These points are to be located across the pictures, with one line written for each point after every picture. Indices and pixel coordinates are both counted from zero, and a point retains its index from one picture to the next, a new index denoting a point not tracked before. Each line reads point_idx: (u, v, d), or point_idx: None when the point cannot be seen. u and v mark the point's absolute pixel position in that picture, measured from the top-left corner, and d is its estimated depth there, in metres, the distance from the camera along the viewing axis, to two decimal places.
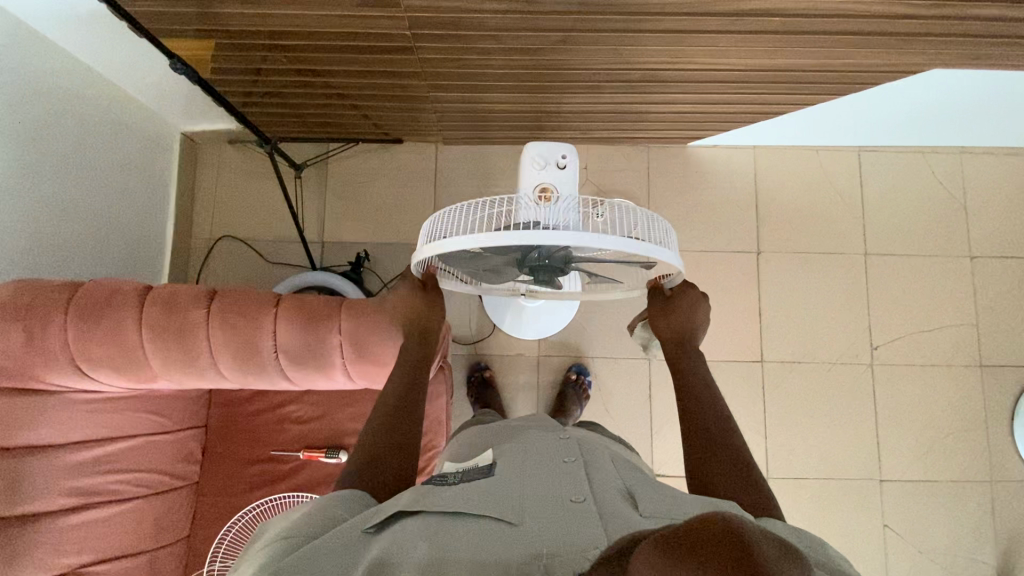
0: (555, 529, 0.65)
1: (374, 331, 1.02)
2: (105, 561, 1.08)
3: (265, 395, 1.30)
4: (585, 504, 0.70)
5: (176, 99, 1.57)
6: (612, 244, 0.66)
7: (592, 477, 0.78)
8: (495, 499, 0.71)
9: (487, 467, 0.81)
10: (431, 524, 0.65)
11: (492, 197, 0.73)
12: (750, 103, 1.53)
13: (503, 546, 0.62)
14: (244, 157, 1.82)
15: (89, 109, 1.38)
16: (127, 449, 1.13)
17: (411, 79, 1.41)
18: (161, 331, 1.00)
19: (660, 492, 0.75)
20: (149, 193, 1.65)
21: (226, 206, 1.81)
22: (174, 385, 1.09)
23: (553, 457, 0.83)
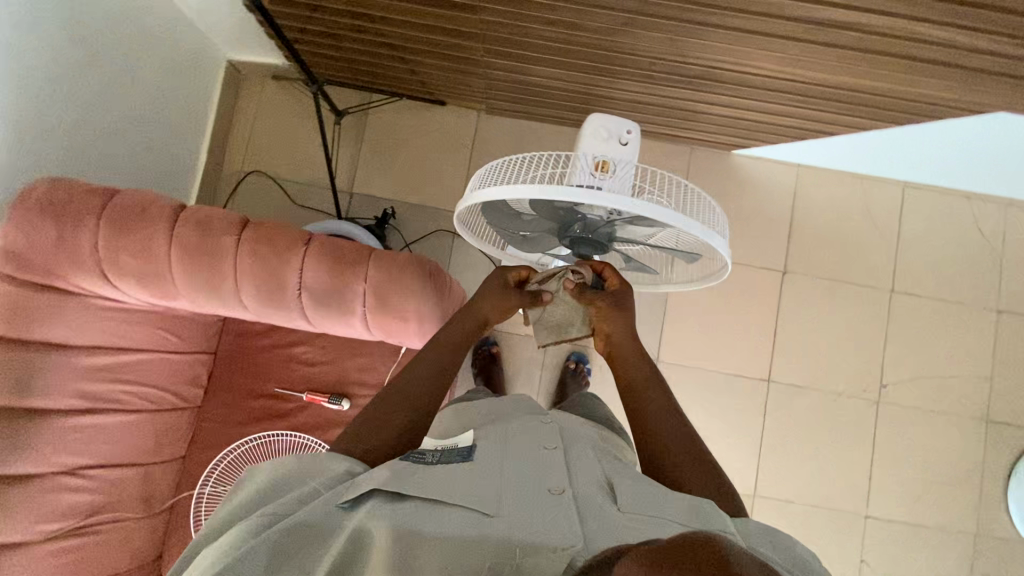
0: (530, 524, 0.64)
1: (401, 284, 1.01)
2: (102, 465, 1.10)
3: (276, 331, 1.30)
4: (563, 498, 0.69)
5: (229, 26, 1.56)
6: (662, 217, 0.63)
7: (573, 469, 0.77)
8: (473, 487, 0.70)
9: (467, 453, 0.78)
10: (407, 515, 0.63)
11: (542, 155, 0.71)
12: (804, 118, 1.50)
13: (476, 542, 0.62)
14: (287, 95, 1.80)
15: (142, 20, 1.37)
16: (137, 362, 1.14)
17: (467, 40, 1.39)
18: (190, 250, 1.00)
19: (640, 485, 0.73)
20: (188, 115, 1.64)
21: (262, 142, 1.79)
22: (191, 306, 1.09)
23: (536, 442, 0.82)
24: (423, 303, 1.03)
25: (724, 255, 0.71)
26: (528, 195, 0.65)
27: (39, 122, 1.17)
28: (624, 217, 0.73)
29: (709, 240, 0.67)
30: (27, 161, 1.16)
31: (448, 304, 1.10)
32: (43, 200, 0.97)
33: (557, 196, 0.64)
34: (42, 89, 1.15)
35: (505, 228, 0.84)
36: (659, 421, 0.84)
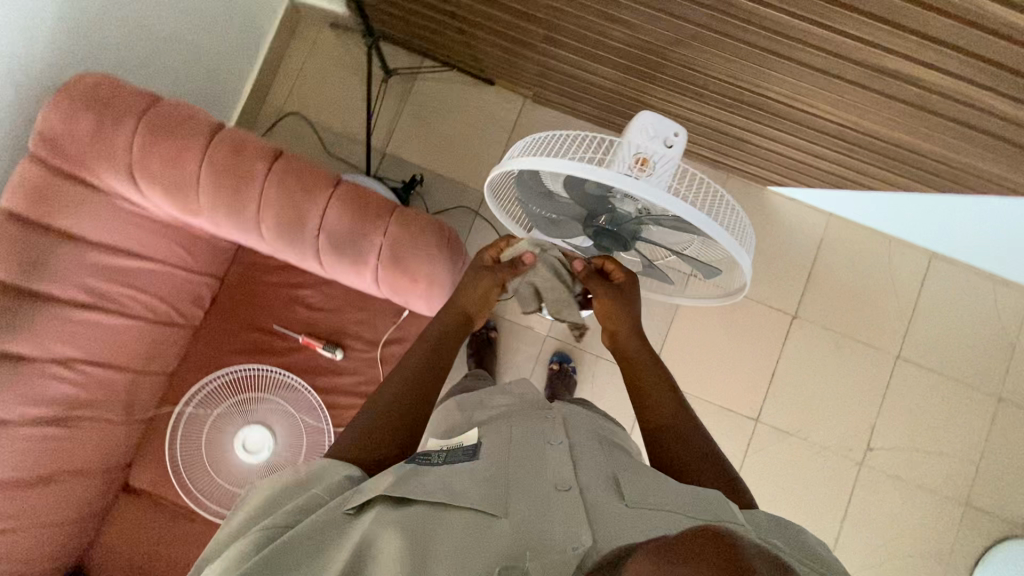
0: (539, 521, 0.67)
1: (418, 244, 1.02)
2: (93, 363, 1.11)
3: (286, 271, 1.31)
4: (569, 495, 0.71)
5: None
6: (695, 220, 0.62)
7: (579, 463, 0.78)
8: (478, 487, 0.71)
9: (472, 452, 0.78)
10: (413, 517, 0.64)
11: (585, 136, 0.70)
12: (847, 168, 1.49)
13: (482, 542, 0.62)
14: (341, 46, 1.81)
15: None
16: (147, 271, 1.15)
17: (530, 25, 1.39)
18: (220, 170, 1.00)
19: (646, 481, 0.75)
20: (242, 45, 1.65)
21: (308, 86, 1.80)
22: (210, 227, 1.09)
23: (541, 435, 0.83)
24: (437, 268, 1.03)
25: (745, 271, 0.70)
26: (565, 171, 0.63)
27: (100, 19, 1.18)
28: (654, 215, 0.72)
29: (735, 253, 0.65)
30: (79, 54, 1.17)
31: (454, 275, 1.06)
32: (89, 93, 0.98)
33: (591, 176, 0.63)
34: None
35: (530, 204, 0.83)
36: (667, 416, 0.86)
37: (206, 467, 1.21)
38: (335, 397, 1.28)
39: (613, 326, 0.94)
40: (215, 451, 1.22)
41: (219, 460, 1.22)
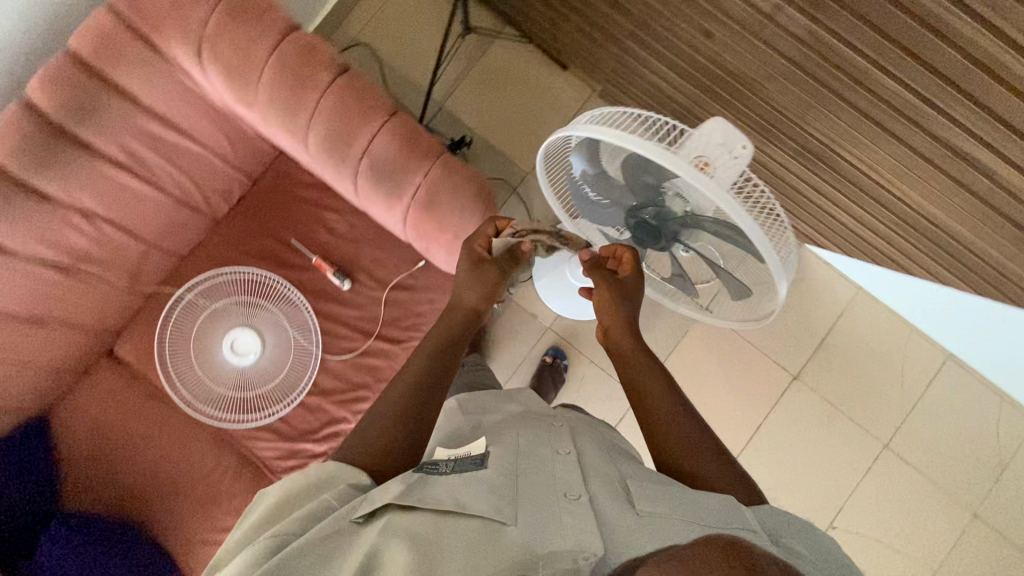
0: (550, 529, 0.67)
1: (456, 194, 1.01)
2: (111, 224, 1.12)
3: (320, 190, 1.30)
4: (579, 503, 0.70)
5: None
6: (754, 235, 0.59)
7: (588, 473, 0.77)
8: (488, 492, 0.71)
9: (480, 458, 0.78)
10: (421, 525, 0.65)
11: (659, 120, 0.66)
12: (893, 244, 1.46)
13: (490, 551, 0.63)
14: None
15: None
16: (186, 151, 1.15)
17: (623, 16, 1.38)
18: (284, 69, 1.00)
19: (659, 487, 0.74)
20: None
21: (386, 22, 1.80)
22: (256, 122, 1.08)
23: (548, 446, 0.83)
24: (468, 222, 1.01)
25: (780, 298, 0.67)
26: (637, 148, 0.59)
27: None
28: (703, 217, 0.69)
29: (777, 272, 0.62)
30: None
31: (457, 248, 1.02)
32: None
33: (652, 156, 0.60)
34: None
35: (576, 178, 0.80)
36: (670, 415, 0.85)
37: (189, 355, 1.24)
38: (331, 325, 1.28)
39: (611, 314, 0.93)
40: (203, 344, 1.24)
41: (205, 353, 1.24)
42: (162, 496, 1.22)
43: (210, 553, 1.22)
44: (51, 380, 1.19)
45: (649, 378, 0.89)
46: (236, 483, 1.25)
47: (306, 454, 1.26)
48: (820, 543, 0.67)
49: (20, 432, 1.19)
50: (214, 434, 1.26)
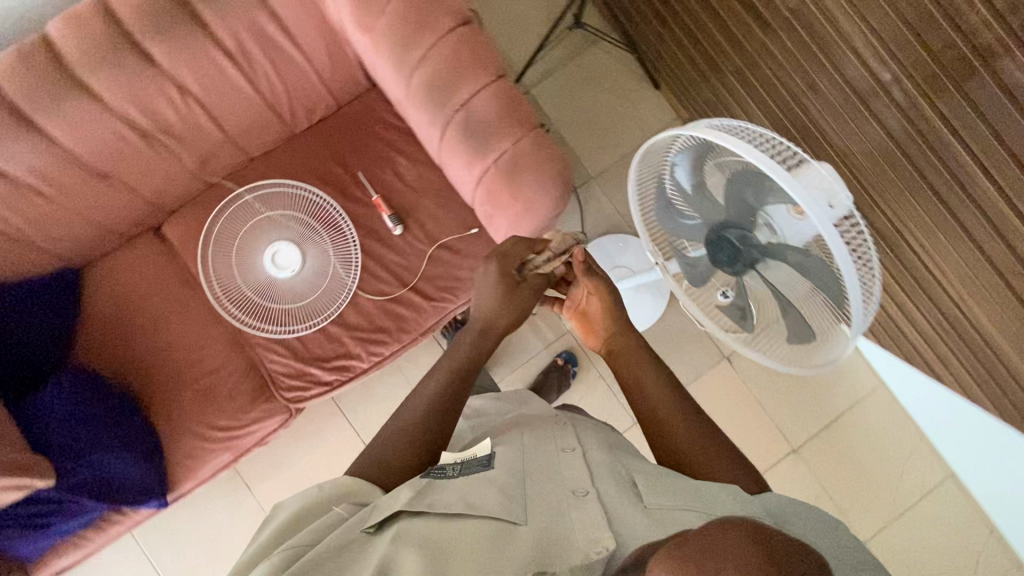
0: (558, 531, 0.68)
1: (538, 170, 0.99)
2: (198, 109, 1.14)
3: (399, 134, 1.30)
4: (586, 498, 0.72)
5: None
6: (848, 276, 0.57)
7: (597, 470, 0.78)
8: (497, 493, 0.72)
9: (487, 461, 0.79)
10: (432, 527, 0.67)
11: (781, 143, 0.64)
12: (920, 356, 1.46)
13: (500, 552, 0.64)
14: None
15: None
16: (287, 61, 1.16)
17: (732, 50, 1.36)
18: (410, 5, 1.00)
19: (666, 481, 0.75)
20: None
21: None
22: (363, 49, 1.08)
23: (552, 444, 0.84)
24: (541, 201, 1.00)
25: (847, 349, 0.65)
26: (755, 162, 0.58)
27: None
28: (793, 248, 0.67)
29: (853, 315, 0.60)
30: None
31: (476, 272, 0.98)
32: None
33: (762, 168, 0.59)
34: None
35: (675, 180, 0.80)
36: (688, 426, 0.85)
37: (229, 253, 1.25)
38: (372, 264, 1.29)
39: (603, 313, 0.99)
40: (246, 246, 1.25)
41: (246, 256, 1.25)
42: (167, 377, 1.24)
43: (196, 445, 1.24)
44: (100, 234, 1.21)
45: (672, 400, 0.88)
46: (239, 386, 1.26)
47: (312, 378, 1.28)
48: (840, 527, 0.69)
49: (57, 276, 1.20)
50: (232, 334, 1.28)
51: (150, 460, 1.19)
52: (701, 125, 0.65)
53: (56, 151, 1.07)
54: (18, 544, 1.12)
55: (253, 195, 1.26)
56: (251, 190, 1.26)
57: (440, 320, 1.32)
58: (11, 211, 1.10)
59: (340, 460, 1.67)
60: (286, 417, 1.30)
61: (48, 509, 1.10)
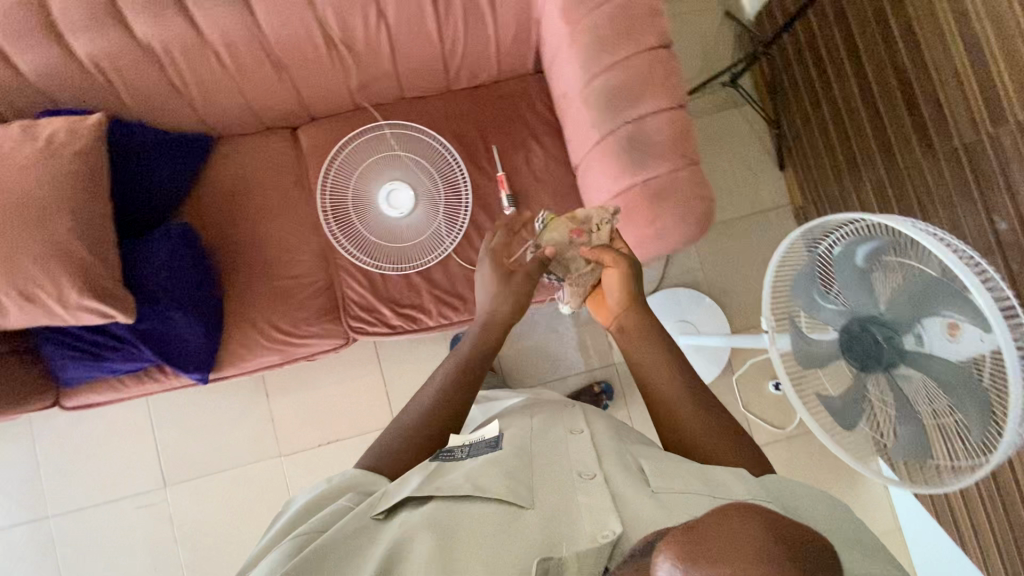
0: (565, 516, 0.67)
1: (682, 206, 1.00)
2: (384, 36, 1.15)
3: (544, 125, 1.32)
4: (594, 484, 0.70)
5: None
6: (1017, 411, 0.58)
7: (604, 451, 0.76)
8: (506, 473, 0.72)
9: (495, 441, 0.80)
10: (441, 507, 0.67)
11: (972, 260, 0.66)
12: (945, 518, 1.40)
13: (508, 536, 0.64)
14: (723, 19, 1.75)
15: None
16: (480, 23, 1.18)
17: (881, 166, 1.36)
18: (624, 15, 1.01)
19: (671, 464, 0.72)
20: None
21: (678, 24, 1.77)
22: (558, 37, 1.09)
23: (560, 427, 0.83)
24: (674, 234, 1.01)
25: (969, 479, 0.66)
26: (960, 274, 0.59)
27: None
28: (942, 358, 0.67)
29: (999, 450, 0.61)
30: None
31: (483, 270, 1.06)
32: None
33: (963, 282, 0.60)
34: None
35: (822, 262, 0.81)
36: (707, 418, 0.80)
37: (349, 175, 1.26)
38: (474, 233, 1.31)
39: (615, 290, 0.93)
40: (369, 173, 1.25)
41: (366, 179, 1.25)
42: (253, 266, 1.27)
43: (254, 337, 1.26)
44: (246, 116, 1.24)
45: None
46: (312, 298, 1.29)
47: (378, 316, 1.31)
48: (857, 524, 0.65)
49: (193, 139, 1.23)
50: (323, 250, 1.31)
51: (212, 334, 1.22)
52: (902, 220, 0.66)
53: (243, 27, 1.09)
54: (70, 366, 1.16)
55: (387, 131, 1.26)
56: (389, 126, 1.28)
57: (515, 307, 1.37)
58: (185, 66, 1.12)
59: (358, 401, 1.69)
60: (340, 342, 1.32)
61: (111, 344, 1.15)
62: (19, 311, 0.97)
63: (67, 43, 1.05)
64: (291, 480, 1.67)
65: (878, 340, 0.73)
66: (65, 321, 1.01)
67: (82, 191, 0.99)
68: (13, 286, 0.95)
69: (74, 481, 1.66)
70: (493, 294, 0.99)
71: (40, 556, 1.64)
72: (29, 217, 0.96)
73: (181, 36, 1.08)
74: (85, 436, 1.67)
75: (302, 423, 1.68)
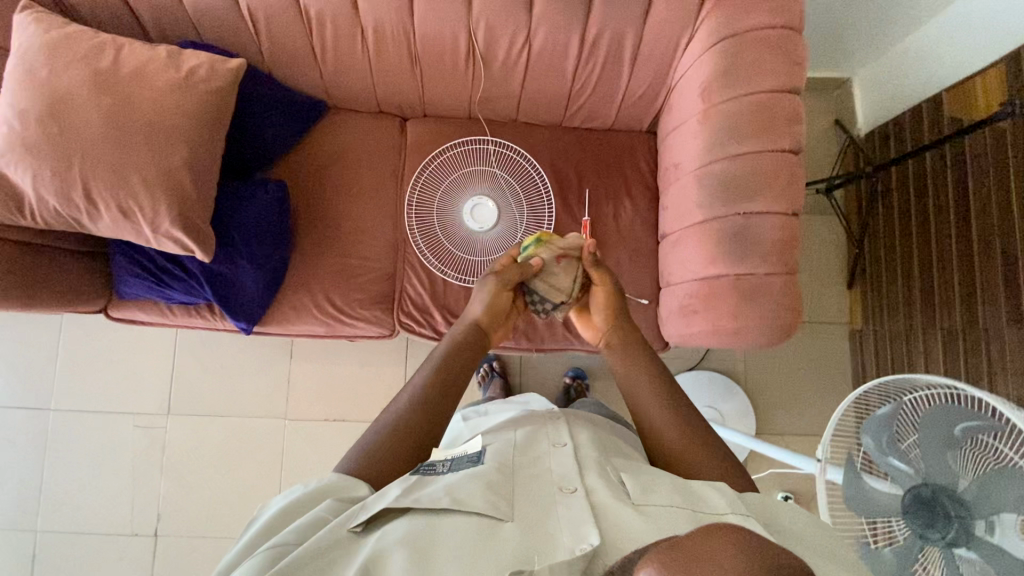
0: (545, 530, 0.63)
1: (768, 311, 1.00)
2: (523, 61, 1.17)
3: (641, 183, 1.32)
4: (575, 497, 0.67)
5: (888, 90, 1.59)
6: None
7: (586, 463, 0.74)
8: (486, 486, 0.68)
9: (478, 457, 0.75)
10: (420, 523, 0.62)
11: None
12: None
13: (485, 549, 0.60)
14: (834, 128, 1.75)
15: (891, 19, 1.43)
16: (616, 73, 1.19)
17: (961, 320, 1.36)
18: (765, 113, 1.02)
19: (650, 477, 0.70)
20: (824, 52, 1.64)
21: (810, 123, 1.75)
22: (691, 112, 1.10)
23: (542, 440, 0.79)
24: (750, 334, 1.01)
25: None
26: None
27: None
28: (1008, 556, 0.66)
29: None
30: None
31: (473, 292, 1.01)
32: None
33: None
34: None
35: (908, 412, 0.79)
36: (697, 447, 0.77)
37: (443, 178, 1.27)
38: None
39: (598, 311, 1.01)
40: (461, 183, 1.26)
41: (457, 189, 1.26)
42: (327, 237, 1.28)
43: (306, 304, 1.26)
44: (366, 94, 1.27)
45: None
46: (373, 284, 1.29)
47: (429, 320, 1.29)
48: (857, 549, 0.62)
49: (310, 103, 1.25)
50: (395, 241, 1.31)
51: (267, 288, 1.22)
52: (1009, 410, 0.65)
53: (397, 17, 1.11)
54: (130, 282, 1.17)
55: (493, 149, 1.28)
56: (496, 143, 1.29)
57: (558, 347, 1.35)
58: (331, 37, 1.15)
59: (374, 386, 1.70)
60: (385, 332, 1.32)
61: (175, 272, 1.16)
62: (110, 222, 0.98)
63: None
64: (288, 443, 1.67)
65: (947, 508, 0.71)
66: (147, 243, 1.02)
67: (204, 129, 1.01)
68: (114, 198, 0.96)
69: (86, 381, 1.68)
70: (487, 303, 0.98)
71: (32, 444, 1.65)
72: (149, 138, 0.97)
73: (339, 9, 1.11)
74: (109, 342, 1.69)
75: (315, 393, 1.69)
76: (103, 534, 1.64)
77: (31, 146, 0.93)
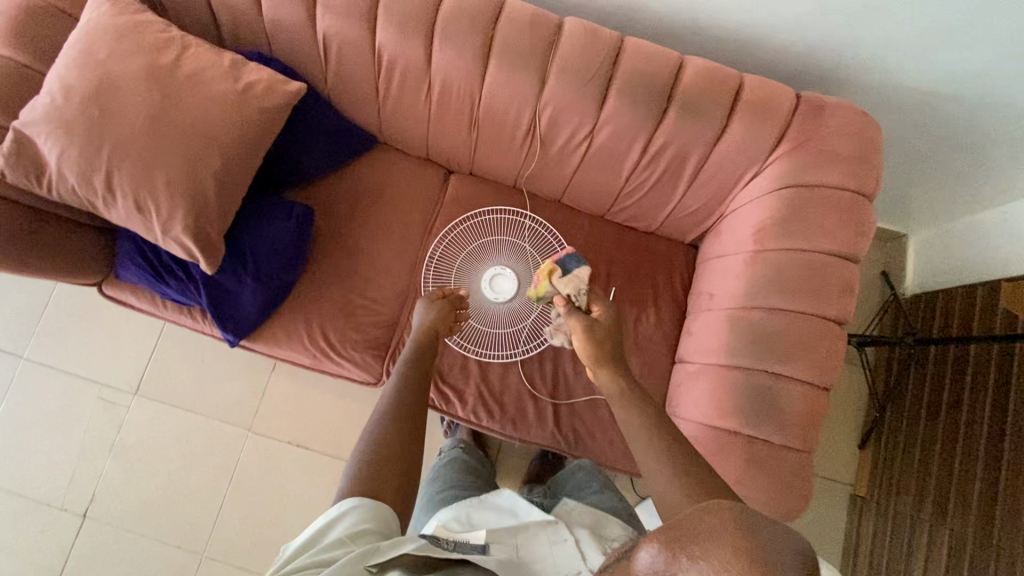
0: None
1: (771, 482, 0.92)
2: (581, 152, 1.14)
3: (670, 298, 1.25)
4: None
5: (942, 262, 1.53)
6: None
7: (584, 548, 0.82)
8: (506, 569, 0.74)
9: (484, 547, 0.77)
10: None
11: None
12: None
13: None
14: (880, 280, 1.68)
15: (963, 194, 1.38)
16: (671, 188, 1.14)
17: (975, 528, 1.24)
18: (816, 273, 0.98)
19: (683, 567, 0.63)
20: (887, 204, 1.59)
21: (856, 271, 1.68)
22: (738, 248, 1.05)
23: (542, 530, 0.84)
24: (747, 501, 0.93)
25: None
26: None
27: (922, 101, 1.19)
28: None
29: None
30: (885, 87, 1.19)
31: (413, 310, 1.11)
32: (863, 155, 1.00)
33: None
34: (967, 110, 1.16)
35: None
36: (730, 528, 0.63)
37: (472, 241, 1.22)
38: (550, 356, 1.24)
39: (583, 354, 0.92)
40: (488, 250, 1.21)
41: (482, 256, 1.21)
42: (339, 269, 1.23)
43: (298, 330, 1.20)
44: (417, 140, 1.24)
45: None
46: (369, 327, 1.22)
47: None
48: None
49: (359, 136, 1.23)
50: (406, 289, 1.25)
51: (264, 305, 1.16)
52: None
53: (466, 80, 1.09)
54: (131, 270, 1.14)
55: (528, 224, 1.23)
56: (533, 220, 1.25)
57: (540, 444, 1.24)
58: (397, 82, 1.13)
59: (346, 421, 1.62)
60: (369, 379, 1.24)
61: (177, 272, 1.13)
62: (123, 213, 0.95)
63: (316, 13, 1.08)
64: (245, 455, 1.59)
65: None
66: (154, 240, 0.98)
67: (246, 145, 0.99)
68: (133, 192, 0.93)
69: (64, 339, 1.63)
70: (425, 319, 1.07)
71: None
72: (186, 143, 0.95)
73: (410, 58, 1.09)
74: (101, 306, 1.66)
75: (286, 411, 1.62)
76: (31, 500, 1.56)
77: (68, 123, 0.90)
